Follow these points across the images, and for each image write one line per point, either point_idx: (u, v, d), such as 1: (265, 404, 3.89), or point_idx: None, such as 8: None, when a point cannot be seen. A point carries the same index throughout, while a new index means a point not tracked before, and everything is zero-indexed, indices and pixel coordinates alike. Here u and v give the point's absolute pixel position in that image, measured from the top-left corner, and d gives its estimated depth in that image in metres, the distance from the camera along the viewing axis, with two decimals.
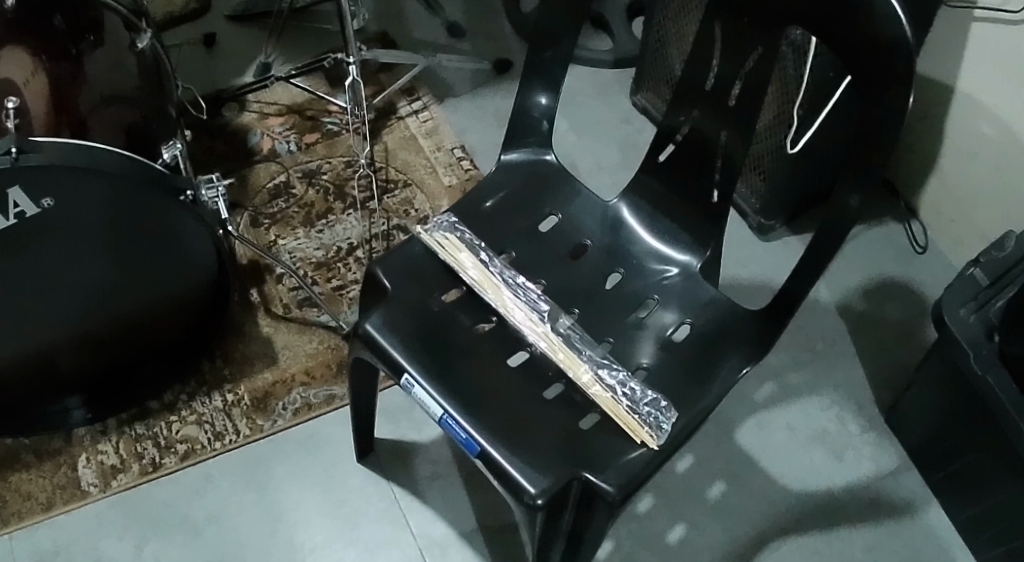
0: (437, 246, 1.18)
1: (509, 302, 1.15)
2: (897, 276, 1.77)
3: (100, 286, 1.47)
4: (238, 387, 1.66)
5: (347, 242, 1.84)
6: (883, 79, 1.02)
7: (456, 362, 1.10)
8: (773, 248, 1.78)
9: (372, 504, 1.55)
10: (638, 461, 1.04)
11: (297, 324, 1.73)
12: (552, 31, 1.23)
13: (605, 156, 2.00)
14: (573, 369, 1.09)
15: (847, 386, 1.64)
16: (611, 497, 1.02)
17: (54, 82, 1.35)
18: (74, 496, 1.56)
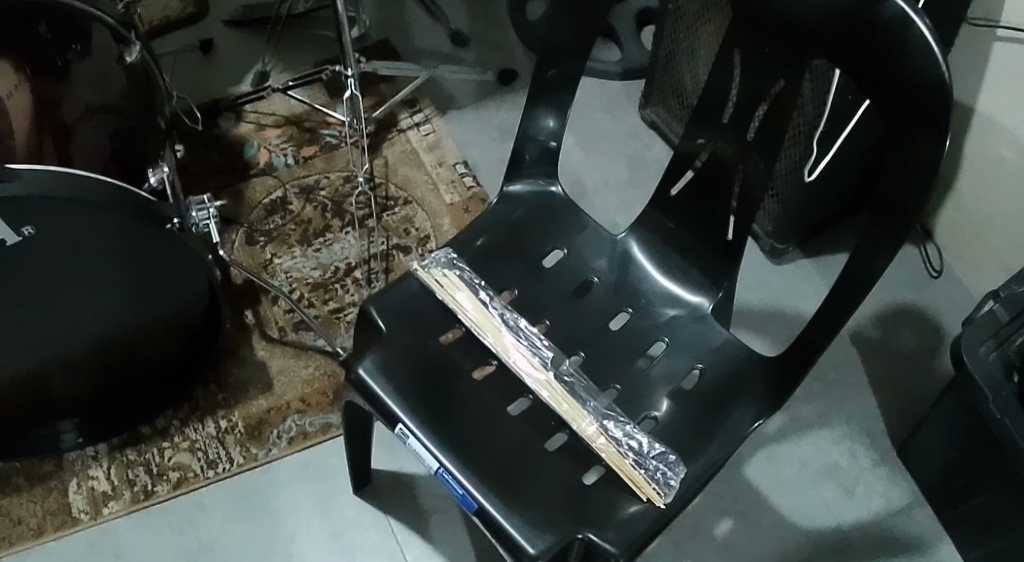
0: (434, 285, 1.16)
1: (510, 346, 1.13)
2: (911, 304, 1.72)
3: (90, 315, 1.41)
4: (233, 413, 1.60)
5: (344, 262, 1.79)
6: (920, 119, 0.97)
7: (454, 412, 1.08)
8: (788, 274, 1.78)
9: (368, 538, 1.50)
10: (640, 524, 1.02)
11: (292, 347, 1.67)
12: (559, 57, 1.17)
13: (612, 172, 1.95)
14: (577, 421, 1.08)
15: (858, 420, 1.59)
16: (613, 557, 1.00)
17: (37, 97, 1.30)
18: (65, 522, 1.49)
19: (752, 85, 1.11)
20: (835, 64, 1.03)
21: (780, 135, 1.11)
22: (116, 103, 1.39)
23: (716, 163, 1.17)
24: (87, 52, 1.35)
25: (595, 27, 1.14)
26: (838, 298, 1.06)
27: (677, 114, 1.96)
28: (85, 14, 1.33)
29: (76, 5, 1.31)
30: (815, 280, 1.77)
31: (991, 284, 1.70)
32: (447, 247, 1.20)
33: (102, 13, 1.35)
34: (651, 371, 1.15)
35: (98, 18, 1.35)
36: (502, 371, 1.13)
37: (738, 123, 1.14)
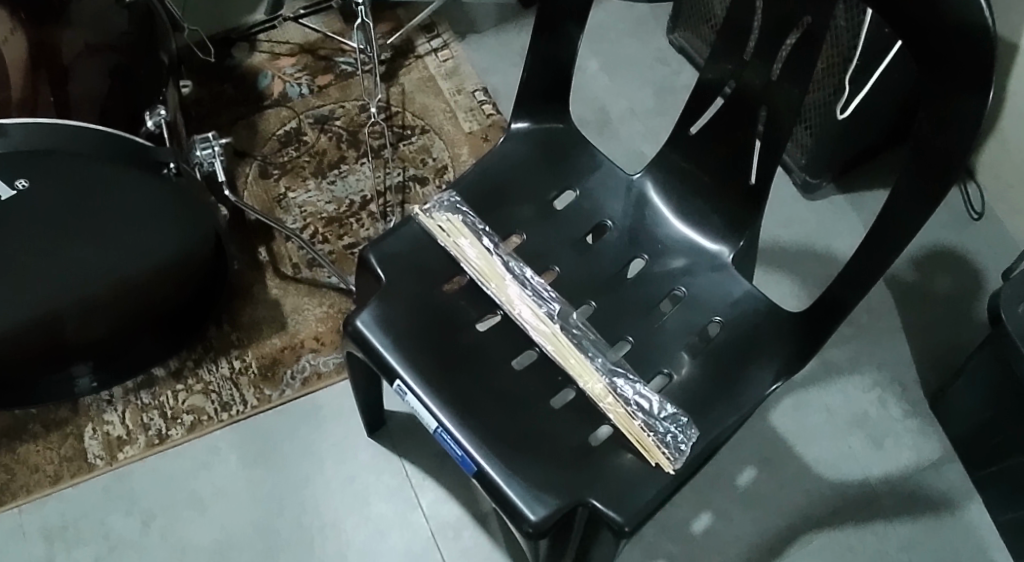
0: (437, 230, 1.11)
1: (514, 296, 1.08)
2: (950, 245, 1.66)
3: (97, 263, 1.39)
4: (246, 353, 1.57)
5: (360, 195, 1.74)
6: (968, 69, 0.90)
7: (457, 367, 1.05)
8: (820, 210, 1.72)
9: (383, 481, 1.49)
10: (652, 494, 0.99)
11: (306, 285, 1.63)
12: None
13: (638, 100, 1.87)
14: (585, 375, 1.05)
15: (893, 366, 1.56)
16: (618, 526, 0.98)
17: (34, 40, 1.23)
18: (82, 469, 1.48)
19: (778, 21, 1.03)
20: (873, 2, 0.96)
21: (807, 77, 1.04)
22: (115, 41, 1.32)
23: (738, 106, 1.10)
24: None
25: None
26: (866, 257, 1.01)
27: (707, 40, 1.87)
28: None
29: None
30: (849, 217, 1.71)
31: None
32: (450, 189, 1.15)
33: None
34: (668, 321, 1.10)
35: None
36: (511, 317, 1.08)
37: (761, 66, 1.07)
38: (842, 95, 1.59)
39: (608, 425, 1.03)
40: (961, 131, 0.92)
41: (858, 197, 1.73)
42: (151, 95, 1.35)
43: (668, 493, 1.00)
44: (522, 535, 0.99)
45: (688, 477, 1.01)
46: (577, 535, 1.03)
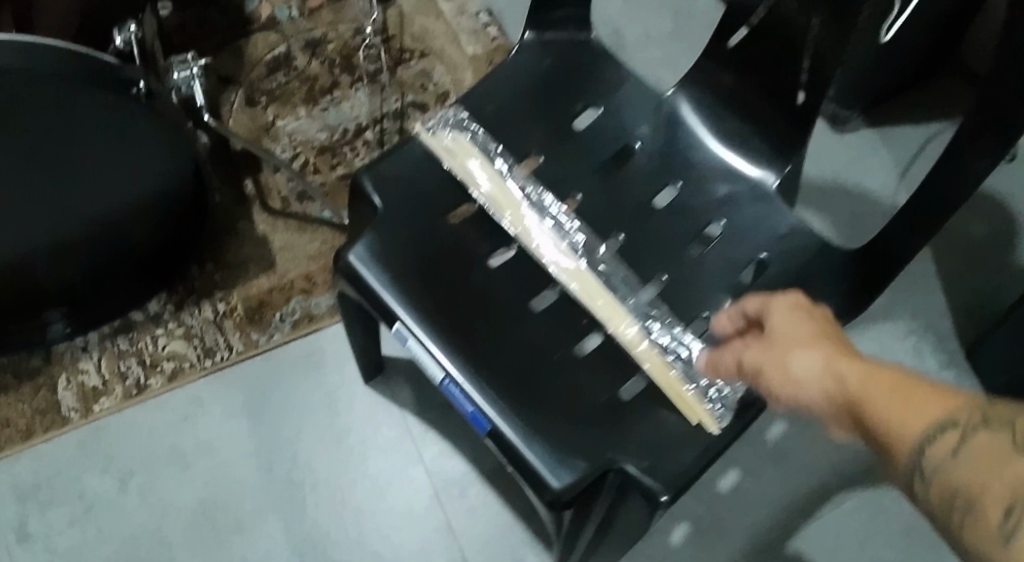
0: (442, 152, 0.99)
1: (533, 228, 0.97)
2: (992, 182, 1.52)
3: (64, 200, 1.23)
4: (232, 295, 1.44)
5: (354, 123, 1.60)
6: None
7: (466, 309, 0.93)
8: (848, 143, 1.62)
9: (381, 433, 1.37)
10: (691, 460, 0.88)
11: (296, 220, 1.49)
12: None
13: (655, 25, 1.71)
14: (616, 315, 0.94)
15: (931, 312, 1.43)
16: (655, 495, 0.86)
17: None
18: (55, 423, 1.35)
19: None
20: None
21: None
22: None
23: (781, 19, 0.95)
24: None
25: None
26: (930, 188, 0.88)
27: None
28: None
29: None
30: (882, 157, 1.61)
31: None
32: (458, 104, 1.02)
33: None
34: (704, 260, 0.97)
35: None
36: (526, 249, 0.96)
37: None
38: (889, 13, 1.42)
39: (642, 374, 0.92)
40: None
41: (889, 133, 1.62)
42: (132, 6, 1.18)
43: (707, 458, 0.88)
44: (542, 504, 0.88)
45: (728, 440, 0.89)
46: (603, 502, 0.91)
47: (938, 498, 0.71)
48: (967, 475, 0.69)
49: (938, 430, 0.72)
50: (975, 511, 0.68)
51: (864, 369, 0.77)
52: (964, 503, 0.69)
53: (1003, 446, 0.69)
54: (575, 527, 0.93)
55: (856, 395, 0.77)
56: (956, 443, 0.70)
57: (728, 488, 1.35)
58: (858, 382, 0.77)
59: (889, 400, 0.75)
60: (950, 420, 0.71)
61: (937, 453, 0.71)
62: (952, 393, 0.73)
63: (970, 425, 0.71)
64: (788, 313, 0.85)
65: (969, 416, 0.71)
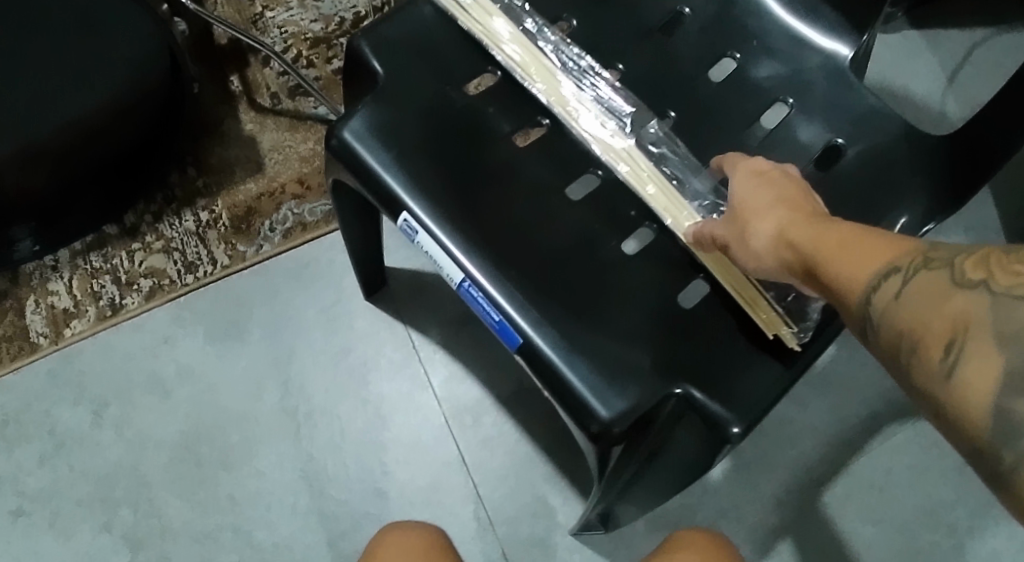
0: (457, 10, 0.87)
1: (570, 100, 0.85)
2: None
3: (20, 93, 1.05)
4: (215, 203, 1.27)
5: (352, 11, 1.39)
6: None
7: (487, 200, 0.81)
8: (891, 41, 1.45)
9: (385, 355, 1.22)
10: (762, 387, 0.78)
11: (287, 119, 1.32)
12: None
13: None
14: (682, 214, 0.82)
15: (988, 227, 1.30)
16: (727, 426, 0.77)
17: None
18: (22, 350, 1.21)
19: None
20: None
21: None
22: None
23: None
24: None
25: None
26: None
27: None
28: None
29: None
30: (928, 59, 1.45)
31: None
32: None
33: None
34: (763, 149, 0.86)
35: None
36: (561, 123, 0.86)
37: None
38: None
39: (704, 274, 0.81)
40: None
41: (935, 36, 1.46)
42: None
43: (783, 386, 0.78)
44: (584, 436, 0.77)
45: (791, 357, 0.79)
46: (655, 437, 0.79)
47: (887, 350, 0.63)
48: (909, 320, 0.61)
49: (881, 276, 0.63)
50: (918, 354, 0.60)
51: (816, 224, 0.70)
52: (907, 349, 0.61)
53: (943, 284, 0.60)
54: (620, 464, 0.80)
55: (806, 251, 0.69)
56: (900, 287, 0.62)
57: (772, 420, 1.21)
58: (810, 237, 0.69)
59: (835, 250, 0.67)
60: (891, 265, 0.63)
61: (881, 300, 0.63)
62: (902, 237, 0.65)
63: (914, 267, 0.62)
64: (749, 175, 0.78)
65: (909, 257, 0.63)
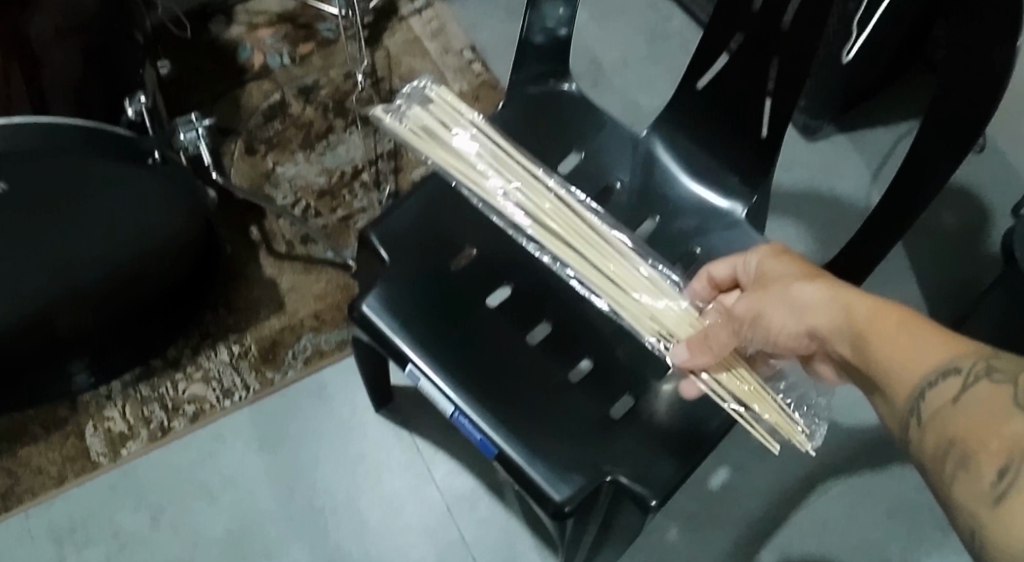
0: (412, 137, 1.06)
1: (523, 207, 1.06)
2: (956, 178, 1.65)
3: (90, 253, 1.30)
4: (245, 337, 1.53)
5: (350, 165, 1.70)
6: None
7: (466, 337, 1.05)
8: (820, 149, 1.70)
9: (394, 457, 1.46)
10: (668, 476, 0.99)
11: (302, 262, 1.59)
12: None
13: (632, 49, 1.88)
14: (663, 308, 1.02)
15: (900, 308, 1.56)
16: (646, 499, 0.98)
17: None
18: (85, 467, 1.44)
19: None
20: None
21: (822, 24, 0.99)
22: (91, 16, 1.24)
23: (752, 48, 1.05)
24: None
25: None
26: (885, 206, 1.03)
27: None
28: None
29: None
30: (856, 160, 1.69)
31: None
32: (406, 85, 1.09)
33: None
34: None
35: None
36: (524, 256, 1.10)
37: (771, 11, 1.03)
38: (847, 39, 1.52)
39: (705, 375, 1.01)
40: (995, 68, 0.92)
41: (861, 137, 1.71)
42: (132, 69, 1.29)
43: (682, 476, 1.00)
44: (546, 515, 1.00)
45: (702, 456, 1.01)
46: (601, 510, 1.03)
47: (939, 448, 0.77)
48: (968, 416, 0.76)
49: (942, 376, 0.78)
50: (973, 463, 0.74)
51: (870, 302, 0.84)
52: (960, 449, 0.75)
53: (1004, 396, 0.74)
54: (575, 529, 1.04)
55: (859, 327, 0.83)
56: (958, 390, 0.77)
57: (722, 486, 1.44)
58: (866, 317, 0.83)
59: (896, 333, 0.81)
60: (954, 367, 0.78)
61: (941, 399, 0.77)
62: (963, 343, 0.79)
63: (973, 375, 0.77)
64: (781, 259, 0.94)
65: (972, 361, 0.77)
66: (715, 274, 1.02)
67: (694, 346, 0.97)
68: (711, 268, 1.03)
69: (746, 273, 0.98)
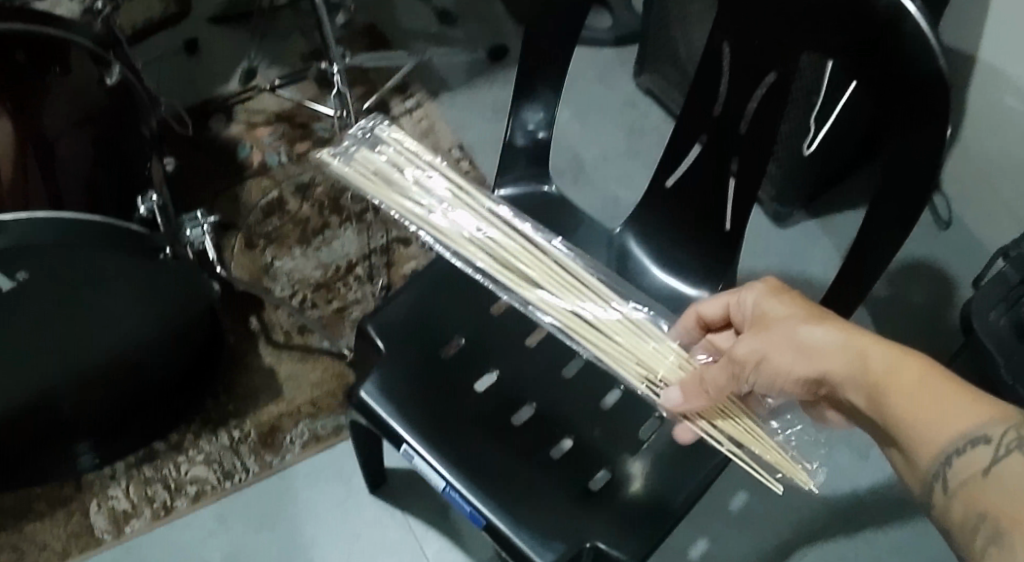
0: (364, 183, 1.12)
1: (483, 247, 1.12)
2: (921, 257, 1.74)
3: (100, 339, 1.38)
4: (245, 423, 1.60)
5: (345, 260, 1.80)
6: (915, 109, 0.95)
7: (454, 416, 1.12)
8: (790, 235, 1.79)
9: (388, 536, 1.52)
10: (642, 544, 1.06)
11: (299, 352, 1.67)
12: (547, 50, 1.16)
13: (610, 145, 2.00)
14: (647, 348, 1.10)
15: None
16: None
17: (19, 127, 1.33)
18: (89, 544, 1.50)
19: (746, 69, 1.08)
20: (836, 56, 1.00)
21: (776, 129, 1.09)
22: (95, 117, 1.42)
23: (714, 151, 1.15)
24: (67, 72, 1.41)
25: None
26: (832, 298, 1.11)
27: (673, 85, 1.97)
28: (66, 42, 1.42)
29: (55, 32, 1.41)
30: (825, 245, 1.78)
31: (994, 232, 1.72)
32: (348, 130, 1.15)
33: (78, 39, 1.43)
34: None
35: (76, 43, 1.43)
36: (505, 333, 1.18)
37: (729, 117, 1.12)
38: (808, 132, 1.64)
39: (700, 421, 1.07)
40: (919, 176, 0.97)
41: (828, 223, 1.81)
42: (138, 172, 1.46)
43: (654, 544, 1.06)
44: None
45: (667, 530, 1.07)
46: None
47: (966, 511, 0.86)
48: (998, 485, 0.85)
49: (970, 443, 0.86)
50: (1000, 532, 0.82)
51: (891, 355, 0.90)
52: (986, 518, 0.83)
53: None
54: None
55: (879, 379, 0.90)
56: (987, 460, 0.85)
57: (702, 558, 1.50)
58: (886, 368, 0.90)
59: (919, 391, 0.88)
60: (982, 435, 0.86)
61: (971, 466, 0.85)
62: (987, 405, 0.87)
63: (1002, 445, 0.85)
64: (777, 298, 1.01)
65: (1002, 429, 0.86)
66: (705, 313, 1.09)
67: (691, 391, 1.03)
68: (699, 306, 1.10)
69: (740, 310, 1.05)
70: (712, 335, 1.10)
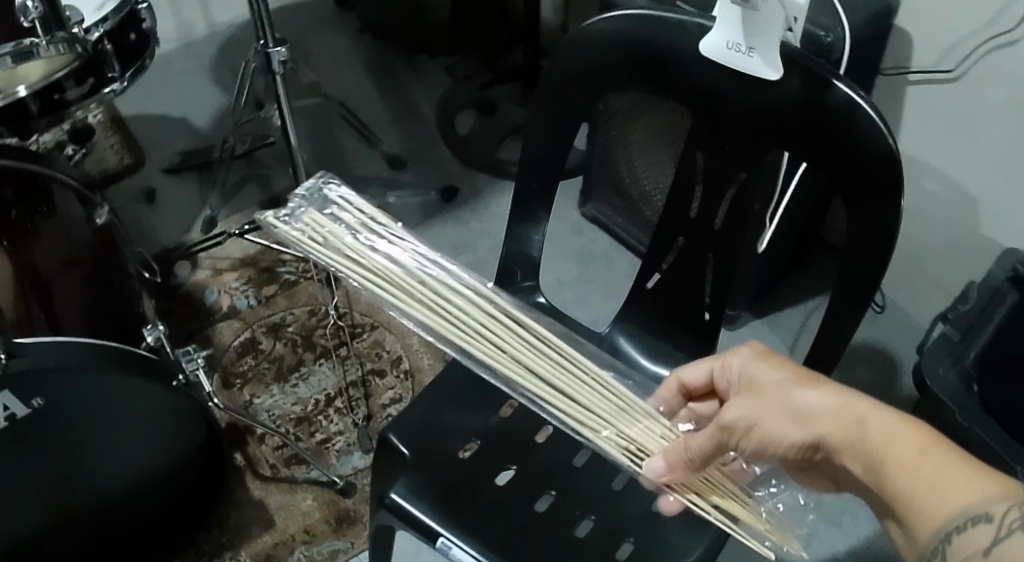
0: (310, 241, 1.06)
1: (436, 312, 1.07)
2: (863, 342, 1.88)
3: (107, 463, 1.42)
4: (240, 553, 1.61)
5: (324, 393, 1.84)
6: (869, 190, 1.09)
7: (471, 494, 1.15)
8: (741, 335, 1.92)
9: None
10: None
11: (287, 483, 1.69)
12: (538, 161, 1.26)
13: (564, 272, 2.10)
14: (632, 427, 1.11)
15: None
16: None
17: (18, 267, 1.39)
18: None
19: (719, 175, 1.21)
20: (801, 152, 1.13)
21: (750, 225, 1.22)
22: (85, 255, 1.49)
23: (693, 248, 1.27)
24: (54, 213, 1.44)
25: (567, 130, 1.24)
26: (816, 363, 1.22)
27: (618, 210, 2.12)
28: (51, 179, 1.45)
29: (42, 171, 1.43)
30: (774, 339, 1.91)
31: (930, 311, 1.87)
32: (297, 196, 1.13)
33: (64, 175, 1.46)
34: None
35: (60, 180, 1.46)
36: (517, 423, 1.21)
37: (705, 216, 1.24)
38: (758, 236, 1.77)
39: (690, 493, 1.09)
40: (882, 246, 1.10)
41: (774, 319, 1.94)
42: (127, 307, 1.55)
43: None
44: None
45: None
46: None
47: None
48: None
49: (970, 521, 0.87)
50: None
51: (892, 426, 0.94)
52: None
53: None
54: None
55: (880, 449, 0.94)
56: (987, 541, 0.86)
57: None
58: (886, 435, 0.94)
59: (919, 464, 0.91)
60: (983, 515, 0.87)
61: (970, 545, 0.86)
62: (987, 485, 0.89)
63: (1002, 525, 0.86)
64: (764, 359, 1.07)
65: (1005, 508, 0.87)
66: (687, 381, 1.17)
67: (674, 458, 1.05)
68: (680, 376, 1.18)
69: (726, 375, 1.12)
70: (695, 406, 1.18)
